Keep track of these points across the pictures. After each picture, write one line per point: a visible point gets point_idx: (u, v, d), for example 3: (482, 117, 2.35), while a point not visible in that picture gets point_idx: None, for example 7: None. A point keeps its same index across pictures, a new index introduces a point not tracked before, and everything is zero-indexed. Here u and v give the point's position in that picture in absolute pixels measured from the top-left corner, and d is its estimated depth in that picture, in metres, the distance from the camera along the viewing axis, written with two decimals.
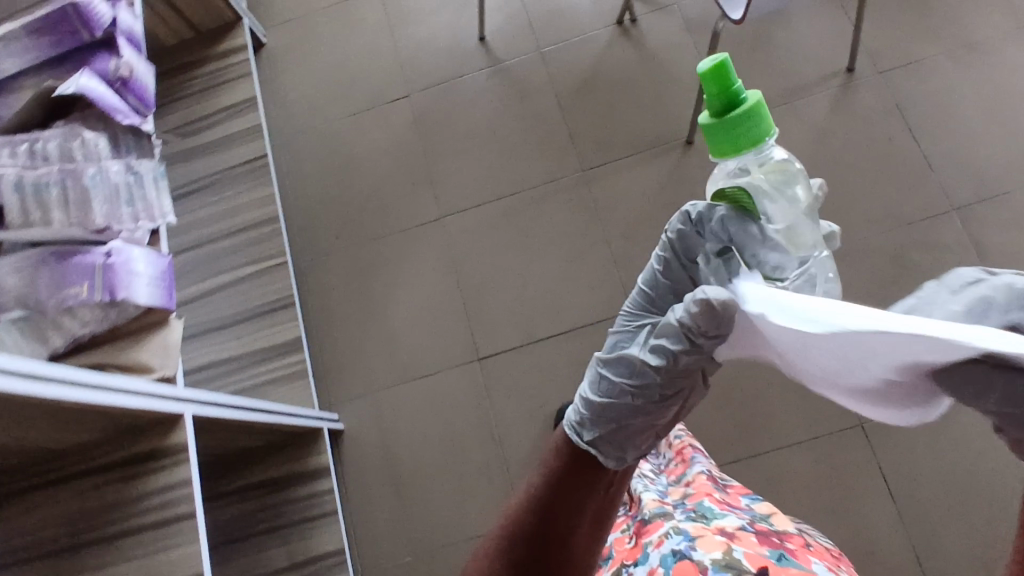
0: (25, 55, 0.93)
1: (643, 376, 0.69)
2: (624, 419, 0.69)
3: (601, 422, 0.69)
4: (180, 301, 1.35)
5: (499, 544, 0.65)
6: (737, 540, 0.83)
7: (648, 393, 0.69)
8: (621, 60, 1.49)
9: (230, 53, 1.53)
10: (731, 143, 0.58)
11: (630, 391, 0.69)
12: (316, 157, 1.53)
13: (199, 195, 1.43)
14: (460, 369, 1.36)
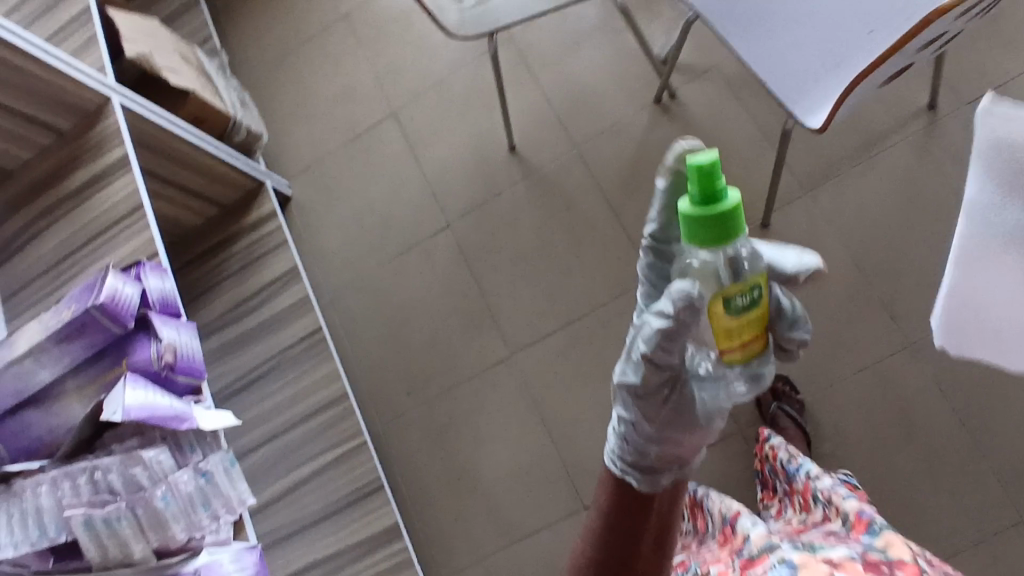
0: (59, 362, 0.89)
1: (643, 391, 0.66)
2: (645, 436, 0.66)
3: (627, 447, 0.67)
4: (267, 505, 1.30)
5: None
6: (843, 569, 0.65)
7: (652, 402, 0.66)
8: (667, 142, 1.35)
9: (259, 224, 1.46)
10: (708, 239, 0.55)
11: (639, 408, 0.67)
12: (366, 310, 1.45)
13: (260, 384, 1.37)
14: (566, 523, 1.26)
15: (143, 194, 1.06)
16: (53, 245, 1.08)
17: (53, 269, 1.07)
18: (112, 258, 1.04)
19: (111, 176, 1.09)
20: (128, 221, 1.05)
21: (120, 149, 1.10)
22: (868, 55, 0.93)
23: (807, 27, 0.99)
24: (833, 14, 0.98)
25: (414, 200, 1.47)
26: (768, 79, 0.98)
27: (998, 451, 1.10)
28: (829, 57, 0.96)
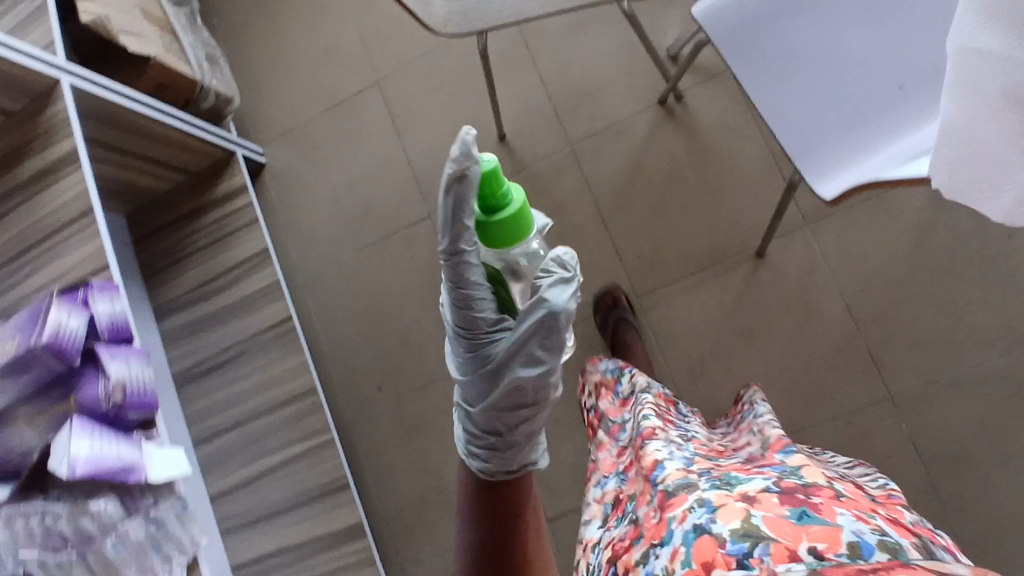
0: (4, 393, 0.83)
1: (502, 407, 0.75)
2: (507, 442, 0.76)
3: (490, 456, 0.76)
4: (233, 490, 1.31)
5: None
6: (761, 501, 0.61)
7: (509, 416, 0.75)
8: (668, 150, 1.26)
9: (229, 197, 1.38)
10: (502, 238, 0.64)
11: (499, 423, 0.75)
12: (340, 296, 1.39)
13: (228, 368, 1.34)
14: None
15: (93, 195, 0.99)
16: (6, 237, 1.01)
17: (8, 266, 1.01)
18: (65, 262, 0.98)
19: (62, 169, 1.00)
20: (80, 223, 0.98)
21: (70, 141, 1.00)
22: (877, 131, 0.87)
23: (831, 81, 0.88)
24: (858, 73, 0.88)
25: (394, 182, 1.39)
26: (777, 129, 0.88)
27: (960, 511, 1.10)
28: (842, 121, 0.88)
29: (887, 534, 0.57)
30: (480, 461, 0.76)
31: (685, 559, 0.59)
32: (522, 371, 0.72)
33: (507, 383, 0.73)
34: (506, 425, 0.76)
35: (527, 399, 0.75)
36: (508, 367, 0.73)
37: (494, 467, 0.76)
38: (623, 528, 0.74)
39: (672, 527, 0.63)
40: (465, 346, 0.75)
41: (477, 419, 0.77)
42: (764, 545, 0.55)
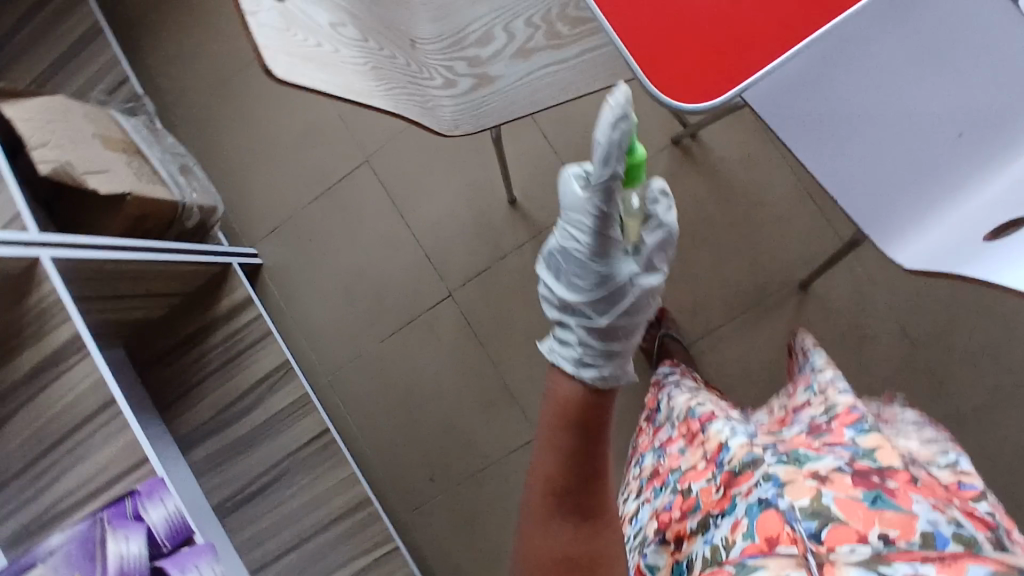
0: None
1: (610, 301, 0.67)
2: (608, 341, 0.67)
3: (592, 349, 0.66)
4: None
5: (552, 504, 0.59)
6: (832, 485, 0.60)
7: (613, 307, 0.67)
8: (691, 191, 1.21)
9: (235, 312, 1.28)
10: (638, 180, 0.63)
11: (596, 332, 0.67)
12: (371, 391, 1.32)
13: (272, 490, 1.27)
14: None
15: (112, 383, 0.89)
16: (21, 439, 0.92)
17: (29, 471, 0.91)
18: (95, 460, 0.89)
19: (68, 357, 0.90)
20: (104, 416, 0.89)
21: (70, 325, 0.90)
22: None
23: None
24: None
25: (404, 265, 1.30)
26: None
27: None
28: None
29: (960, 526, 0.55)
30: (593, 370, 0.63)
31: (747, 531, 0.59)
32: (640, 282, 0.66)
33: (625, 303, 0.66)
34: (613, 342, 0.67)
35: (645, 311, 0.68)
36: (623, 266, 0.66)
37: (611, 375, 0.63)
38: (668, 498, 0.76)
39: (736, 501, 0.63)
40: (594, 264, 0.65)
41: (589, 338, 0.66)
42: (830, 530, 0.55)
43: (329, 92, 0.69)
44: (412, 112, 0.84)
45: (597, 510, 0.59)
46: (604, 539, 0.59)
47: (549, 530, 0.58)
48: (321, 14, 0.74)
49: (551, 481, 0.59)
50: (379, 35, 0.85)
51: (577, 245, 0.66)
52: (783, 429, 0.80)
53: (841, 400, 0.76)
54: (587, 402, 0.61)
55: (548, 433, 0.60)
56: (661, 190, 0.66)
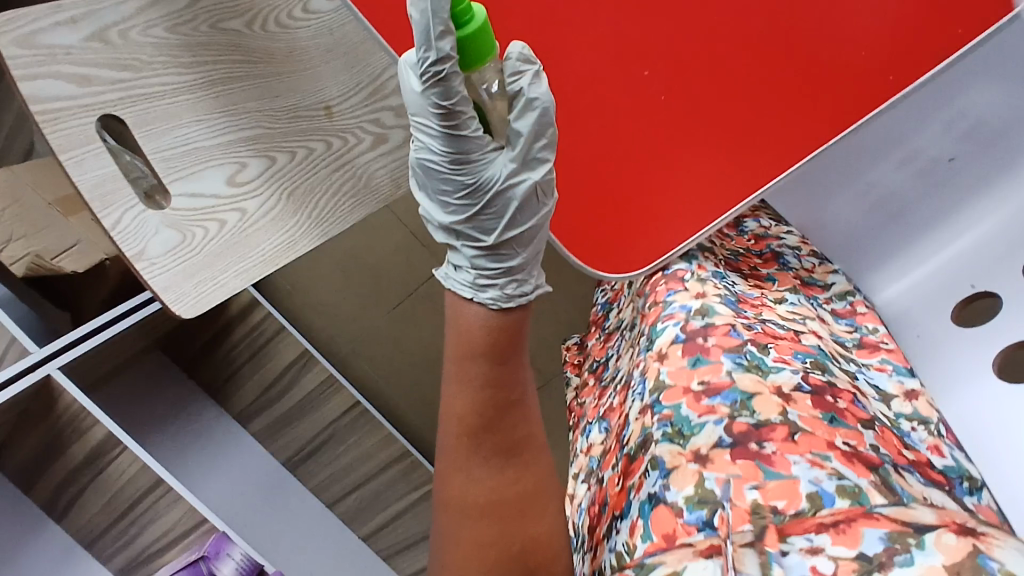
0: None
1: (491, 207, 0.65)
2: (503, 261, 0.68)
3: (491, 274, 0.69)
4: (368, 535, 1.49)
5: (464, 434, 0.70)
6: (711, 463, 0.56)
7: (496, 222, 0.67)
8: None
9: (248, 311, 1.33)
10: (479, 55, 0.57)
11: (487, 254, 0.68)
12: (388, 355, 1.43)
13: (321, 454, 1.42)
14: None
15: (156, 467, 1.02)
16: (100, 505, 1.08)
17: (119, 523, 1.09)
18: (167, 519, 1.07)
19: (113, 449, 1.02)
20: (159, 491, 1.04)
21: (101, 427, 1.01)
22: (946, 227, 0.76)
23: (872, 166, 0.80)
24: (907, 162, 0.78)
25: (393, 242, 1.35)
26: (829, 212, 0.83)
27: None
28: (883, 214, 0.80)
29: (840, 478, 0.51)
30: (493, 293, 0.69)
31: (643, 534, 0.56)
32: (516, 181, 0.64)
33: (509, 209, 0.65)
34: (507, 258, 0.68)
35: (534, 209, 0.66)
36: (489, 165, 0.63)
37: (512, 291, 0.69)
38: (595, 490, 0.73)
39: (630, 498, 0.61)
40: (457, 174, 0.63)
41: (480, 259, 0.68)
42: (721, 515, 0.52)
43: (242, 291, 0.68)
44: (340, 221, 0.80)
45: (517, 446, 0.71)
46: (520, 468, 0.70)
47: (472, 465, 0.70)
48: (214, 176, 0.68)
49: (467, 419, 0.69)
50: (288, 136, 0.76)
51: (434, 159, 0.63)
52: (656, 332, 0.70)
53: (720, 309, 0.67)
54: (493, 327, 0.69)
55: (461, 362, 0.69)
56: (520, 58, 0.61)
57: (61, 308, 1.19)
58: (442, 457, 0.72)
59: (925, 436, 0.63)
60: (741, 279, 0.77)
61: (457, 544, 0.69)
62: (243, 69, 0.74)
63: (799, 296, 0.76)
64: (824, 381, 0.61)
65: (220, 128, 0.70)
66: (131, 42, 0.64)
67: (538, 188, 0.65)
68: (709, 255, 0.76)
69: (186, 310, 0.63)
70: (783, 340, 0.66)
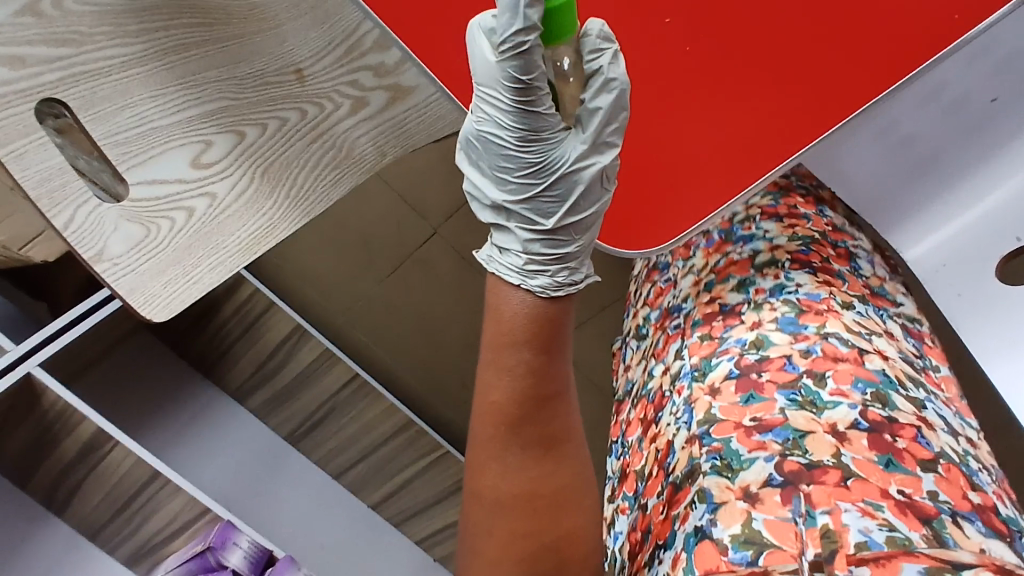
0: None
1: (550, 185, 0.61)
2: (560, 250, 0.64)
3: (546, 263, 0.64)
4: (376, 505, 1.46)
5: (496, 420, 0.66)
6: (760, 504, 0.55)
7: (553, 209, 0.62)
8: None
9: (236, 288, 1.27)
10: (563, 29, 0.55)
11: (544, 241, 0.63)
12: (384, 324, 1.38)
13: (323, 427, 1.39)
14: None
15: (151, 460, 0.99)
16: (99, 498, 1.04)
17: (121, 514, 1.05)
18: (169, 509, 1.04)
19: (105, 443, 0.98)
20: (158, 483, 1.00)
21: (90, 422, 0.96)
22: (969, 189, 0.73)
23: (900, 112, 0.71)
24: (930, 101, 0.70)
25: (383, 208, 1.27)
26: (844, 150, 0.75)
27: None
28: (903, 159, 0.74)
29: (892, 530, 0.51)
30: (543, 280, 0.64)
31: (686, 567, 0.56)
32: (585, 164, 0.61)
33: (574, 193, 0.61)
34: (562, 245, 0.64)
35: (596, 196, 0.63)
36: (559, 145, 0.60)
37: (563, 279, 0.64)
38: (633, 512, 0.70)
39: (675, 529, 0.60)
40: (520, 148, 0.59)
41: (533, 244, 0.64)
42: (767, 557, 0.52)
43: (218, 286, 0.62)
44: (322, 197, 0.73)
45: (556, 438, 0.67)
46: (557, 463, 0.67)
47: (506, 456, 0.66)
48: (175, 159, 0.61)
49: (502, 411, 0.65)
50: (255, 107, 0.69)
51: (502, 136, 0.59)
52: (710, 366, 0.68)
53: (775, 342, 0.65)
54: (537, 315, 0.64)
55: (499, 351, 0.65)
56: (600, 36, 0.58)
57: (35, 298, 1.11)
58: (474, 443, 0.68)
59: (989, 480, 0.59)
60: (808, 277, 0.69)
61: (487, 539, 0.66)
62: (199, 32, 0.65)
63: (867, 307, 0.69)
64: (883, 418, 0.58)
65: (178, 103, 0.63)
66: (67, 13, 0.55)
67: (603, 175, 0.62)
68: (768, 272, 0.71)
69: (157, 314, 0.58)
70: (845, 363, 0.62)
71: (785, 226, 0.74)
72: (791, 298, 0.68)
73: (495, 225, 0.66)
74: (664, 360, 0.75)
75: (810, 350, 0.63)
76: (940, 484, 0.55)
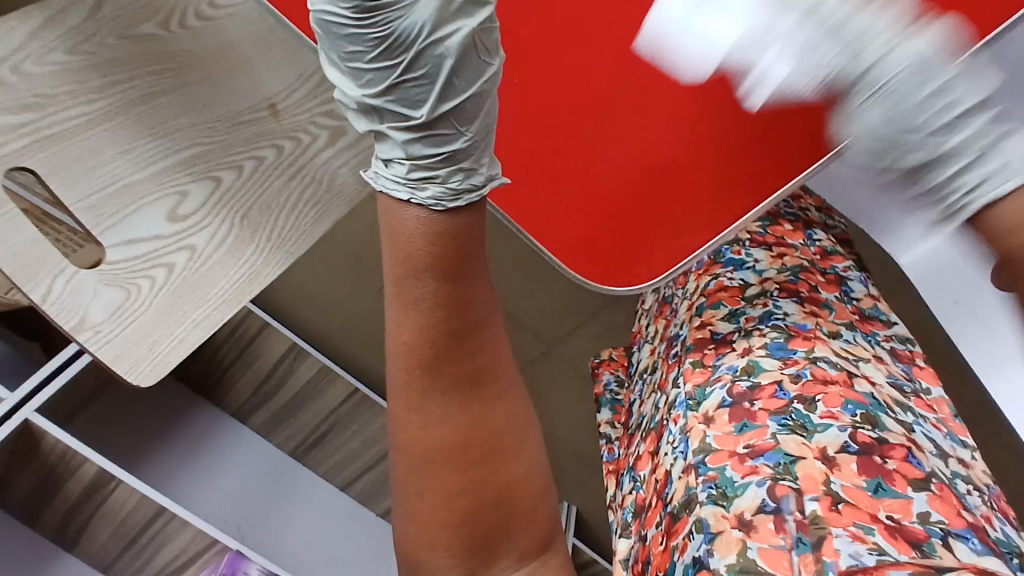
0: None
1: (413, 69, 0.51)
2: (446, 149, 0.55)
3: (432, 165, 0.56)
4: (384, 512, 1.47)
5: (411, 360, 0.59)
6: (755, 531, 0.54)
7: (417, 96, 0.53)
8: None
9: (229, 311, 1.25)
10: None
11: (421, 138, 0.55)
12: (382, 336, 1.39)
13: (327, 441, 1.40)
14: None
15: (157, 497, 0.99)
16: (108, 534, 1.05)
17: (130, 550, 1.07)
18: (176, 543, 1.04)
19: (109, 483, 0.98)
20: (164, 518, 1.01)
21: (93, 463, 0.96)
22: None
23: None
24: None
25: (373, 223, 1.26)
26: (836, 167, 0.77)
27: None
28: None
29: (882, 553, 0.50)
30: (434, 189, 0.56)
31: None
32: (445, 33, 0.50)
33: (441, 73, 0.51)
34: (444, 142, 0.55)
35: (475, 70, 0.52)
36: (408, 10, 0.48)
37: (458, 183, 0.56)
38: (637, 544, 0.70)
39: (674, 560, 0.60)
40: (364, 32, 0.49)
41: (414, 145, 0.55)
42: None
43: (204, 341, 0.61)
44: (305, 236, 0.70)
45: (479, 378, 0.61)
46: (486, 403, 0.62)
47: (428, 408, 0.60)
48: (149, 216, 0.60)
49: (418, 350, 0.59)
50: (230, 149, 0.67)
51: (339, 11, 0.49)
52: (703, 394, 0.67)
53: (766, 370, 0.66)
54: (436, 237, 0.56)
55: (402, 284, 0.58)
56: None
57: (29, 338, 1.10)
58: (395, 395, 0.62)
59: (979, 503, 0.59)
60: (796, 306, 0.71)
61: (423, 498, 0.61)
62: (165, 79, 0.64)
63: (855, 333, 0.70)
64: (873, 440, 0.58)
65: (148, 156, 0.62)
66: (27, 76, 0.56)
67: (475, 41, 0.51)
68: (758, 300, 0.73)
69: (144, 379, 0.58)
70: (834, 386, 0.62)
71: (774, 255, 0.76)
72: (779, 324, 0.69)
73: (372, 133, 0.57)
74: (664, 391, 0.75)
75: (800, 374, 0.64)
76: (933, 502, 0.55)
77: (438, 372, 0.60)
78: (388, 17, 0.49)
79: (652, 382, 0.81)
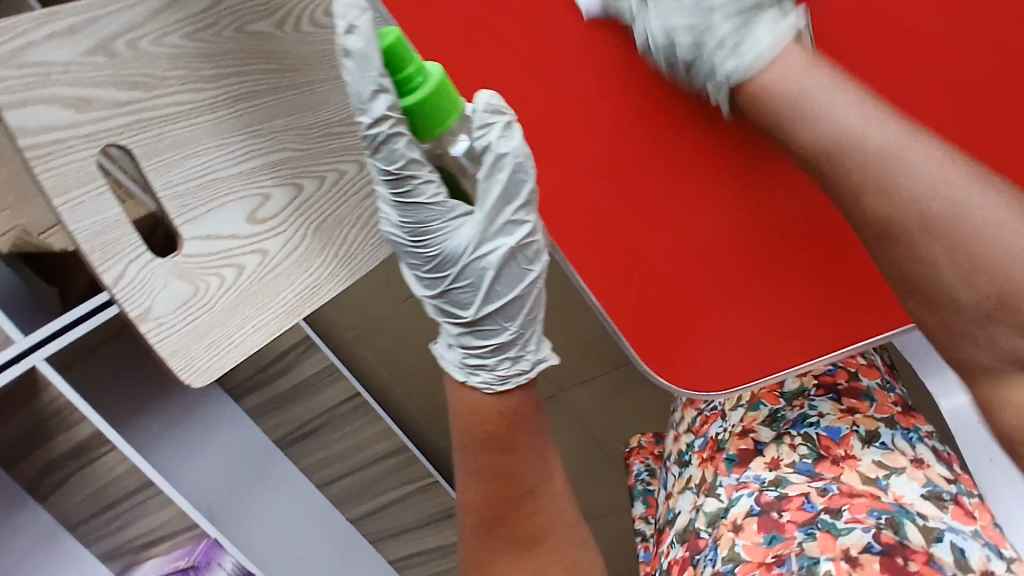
0: None
1: (461, 280, 0.60)
2: (489, 340, 0.63)
3: (482, 354, 0.63)
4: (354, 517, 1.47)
5: (477, 513, 0.71)
6: None
7: (462, 300, 0.61)
8: None
9: None
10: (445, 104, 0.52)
11: (468, 332, 0.63)
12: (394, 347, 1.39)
13: (314, 438, 1.39)
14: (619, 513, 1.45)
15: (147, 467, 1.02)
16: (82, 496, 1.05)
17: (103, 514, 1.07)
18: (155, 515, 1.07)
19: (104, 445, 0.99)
20: None
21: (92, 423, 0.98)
22: None
23: None
24: None
25: None
26: None
27: None
28: None
29: None
30: (485, 375, 0.64)
31: None
32: (488, 249, 0.59)
33: (485, 280, 0.60)
34: (489, 332, 0.62)
35: (515, 274, 0.61)
36: (454, 233, 0.58)
37: (506, 370, 0.64)
38: None
39: None
40: (419, 250, 0.59)
41: (464, 336, 0.63)
42: None
43: (258, 349, 0.61)
44: (368, 257, 0.70)
45: (538, 536, 0.72)
46: (543, 555, 0.72)
47: (492, 558, 0.73)
48: (232, 213, 0.60)
49: (480, 511, 0.71)
50: (316, 159, 0.66)
51: (396, 232, 0.58)
52: (733, 501, 0.71)
53: (795, 482, 0.68)
54: (504, 410, 0.66)
55: (467, 453, 0.69)
56: (489, 110, 0.55)
57: (48, 282, 1.02)
58: (469, 551, 0.74)
59: None
60: (832, 407, 0.73)
61: None
62: (271, 79, 0.63)
63: (895, 434, 0.69)
64: (896, 542, 0.59)
65: (241, 153, 0.61)
66: (141, 54, 0.55)
67: (515, 253, 0.60)
68: (796, 402, 0.75)
69: (198, 379, 0.57)
70: (860, 498, 0.64)
71: None
72: (811, 434, 0.72)
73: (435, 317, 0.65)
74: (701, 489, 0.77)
75: (827, 488, 0.66)
76: None
77: (497, 524, 0.71)
78: (437, 237, 0.58)
79: (681, 477, 0.82)
